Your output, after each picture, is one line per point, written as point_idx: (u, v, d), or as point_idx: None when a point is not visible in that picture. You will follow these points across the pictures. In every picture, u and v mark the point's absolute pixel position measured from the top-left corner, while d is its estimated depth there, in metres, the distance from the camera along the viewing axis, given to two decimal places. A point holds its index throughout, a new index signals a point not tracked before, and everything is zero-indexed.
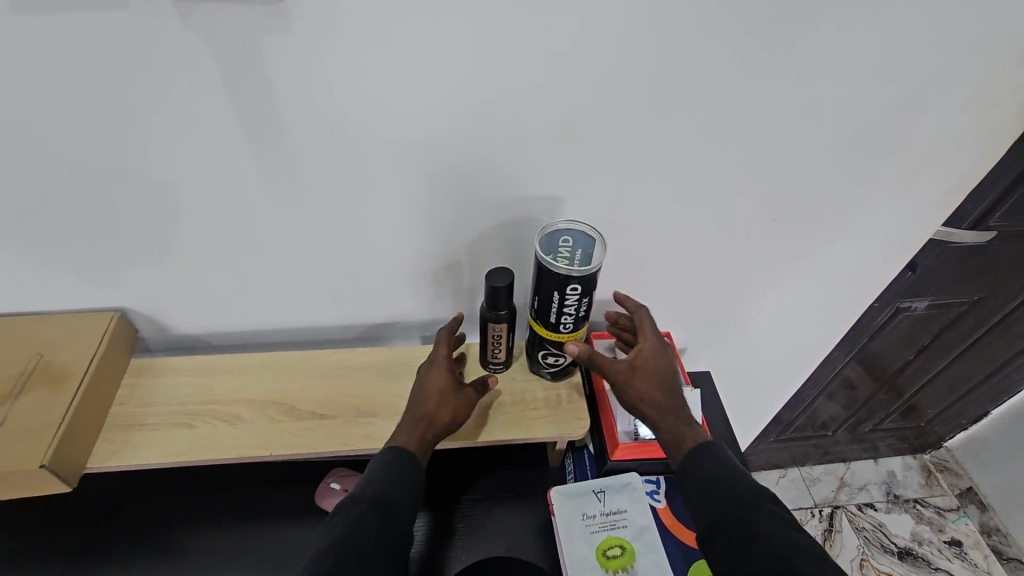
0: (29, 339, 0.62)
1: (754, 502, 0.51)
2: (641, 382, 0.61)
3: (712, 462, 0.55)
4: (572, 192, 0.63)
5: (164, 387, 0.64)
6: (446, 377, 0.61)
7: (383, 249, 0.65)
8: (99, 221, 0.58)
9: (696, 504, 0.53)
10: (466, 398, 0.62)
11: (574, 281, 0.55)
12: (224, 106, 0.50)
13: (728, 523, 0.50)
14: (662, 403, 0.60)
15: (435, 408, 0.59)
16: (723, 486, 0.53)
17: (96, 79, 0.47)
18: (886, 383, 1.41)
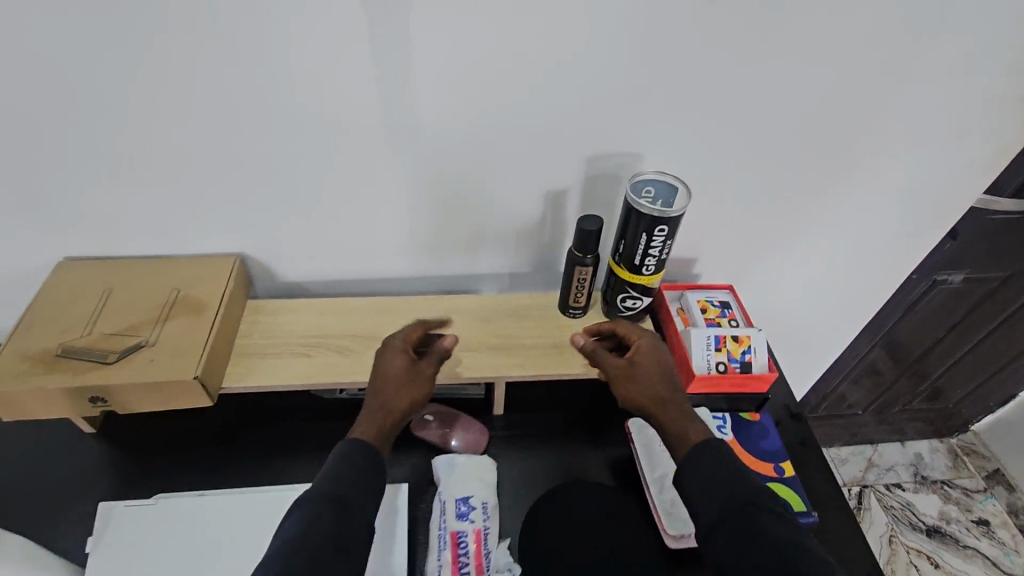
0: (165, 275, 0.69)
1: (757, 503, 0.52)
2: (644, 379, 0.64)
3: (715, 461, 0.55)
4: (648, 150, 0.70)
5: (279, 323, 0.72)
6: (400, 359, 0.63)
7: (477, 200, 0.72)
8: (235, 166, 0.66)
9: (697, 505, 0.54)
10: (423, 375, 0.64)
11: (662, 223, 0.61)
12: (362, 56, 0.58)
13: (731, 524, 0.51)
14: (662, 398, 0.63)
15: (390, 395, 0.61)
16: (724, 485, 0.54)
17: (260, 31, 0.55)
18: (918, 362, 1.45)
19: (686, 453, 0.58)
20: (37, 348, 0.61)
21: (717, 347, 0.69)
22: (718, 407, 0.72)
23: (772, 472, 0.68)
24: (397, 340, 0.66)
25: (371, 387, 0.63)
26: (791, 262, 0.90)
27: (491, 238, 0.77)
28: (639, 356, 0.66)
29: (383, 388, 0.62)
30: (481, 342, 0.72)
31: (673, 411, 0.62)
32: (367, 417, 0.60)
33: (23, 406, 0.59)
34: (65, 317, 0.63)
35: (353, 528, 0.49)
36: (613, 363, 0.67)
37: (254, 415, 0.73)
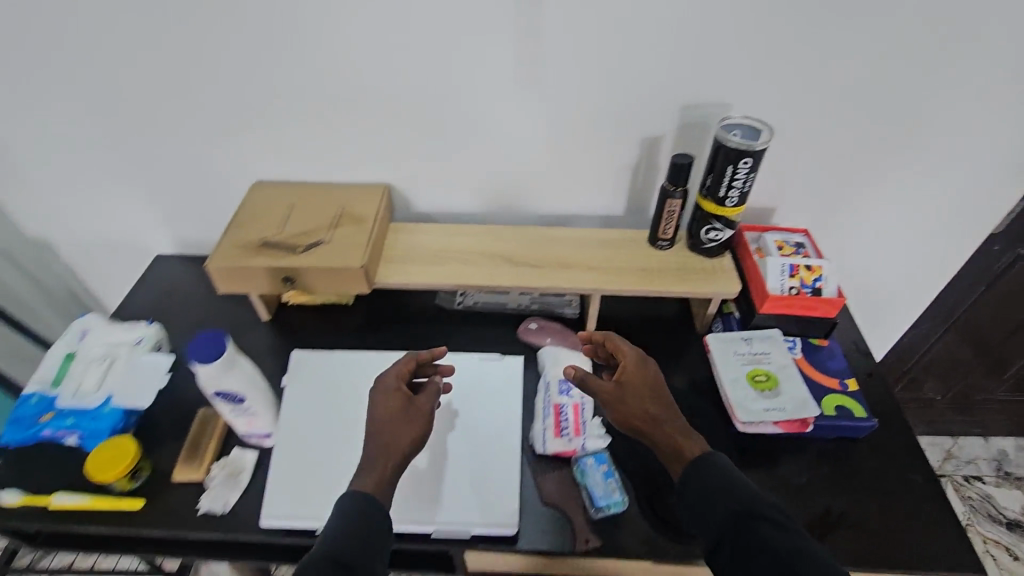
0: (333, 195, 0.88)
1: (756, 513, 0.54)
2: (634, 400, 0.67)
3: (713, 476, 0.59)
4: (736, 101, 0.80)
5: (417, 240, 0.88)
6: (394, 398, 0.65)
7: (578, 145, 0.86)
8: (391, 109, 0.84)
9: (700, 524, 0.57)
10: (420, 412, 0.65)
11: (747, 155, 0.72)
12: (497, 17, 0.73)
13: (731, 537, 0.53)
14: (652, 416, 0.66)
15: (388, 437, 0.63)
16: (722, 499, 0.56)
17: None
18: (1005, 349, 1.43)
19: (685, 474, 0.61)
20: (246, 239, 0.80)
21: (791, 274, 0.78)
22: (789, 331, 0.81)
23: (837, 385, 0.77)
24: (390, 378, 0.67)
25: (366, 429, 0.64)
26: (868, 221, 0.96)
27: (590, 180, 0.90)
28: (627, 375, 0.69)
29: (382, 431, 0.63)
30: (580, 262, 0.85)
31: (666, 428, 0.65)
32: (366, 465, 0.61)
33: (236, 280, 0.78)
34: (264, 220, 0.83)
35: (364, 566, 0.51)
36: (602, 387, 0.69)
37: (393, 316, 0.92)
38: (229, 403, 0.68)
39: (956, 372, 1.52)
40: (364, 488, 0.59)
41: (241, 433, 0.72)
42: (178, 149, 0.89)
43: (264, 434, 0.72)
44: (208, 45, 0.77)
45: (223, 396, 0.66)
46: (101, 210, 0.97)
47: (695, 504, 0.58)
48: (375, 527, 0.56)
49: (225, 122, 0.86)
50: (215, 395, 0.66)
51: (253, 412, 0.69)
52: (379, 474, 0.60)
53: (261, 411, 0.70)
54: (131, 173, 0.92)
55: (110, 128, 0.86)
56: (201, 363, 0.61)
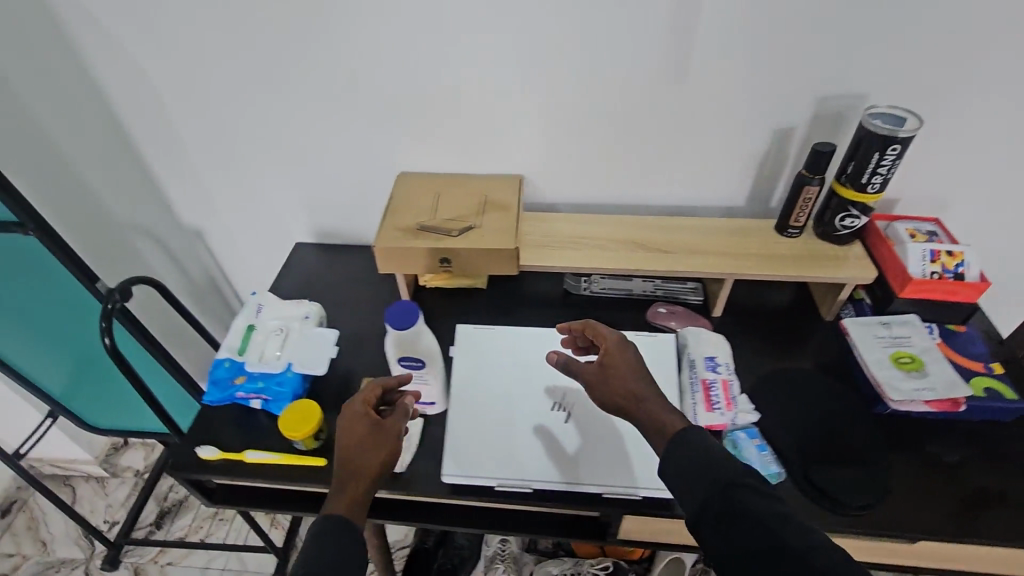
0: (473, 185, 0.94)
1: (739, 483, 0.54)
2: (615, 381, 0.69)
3: (697, 450, 0.58)
4: (875, 92, 0.83)
5: (551, 226, 0.93)
6: (362, 424, 0.67)
7: (710, 135, 0.90)
8: (534, 104, 0.89)
9: (682, 496, 0.57)
10: (388, 434, 0.67)
11: (896, 143, 0.74)
12: (648, 15, 0.78)
13: (715, 507, 0.54)
14: (635, 394, 0.67)
15: (358, 460, 0.64)
16: (705, 470, 0.56)
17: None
18: None
19: (670, 447, 0.60)
20: (404, 224, 0.86)
21: (932, 259, 0.80)
22: (925, 316, 0.83)
23: (981, 368, 0.78)
24: (357, 405, 0.69)
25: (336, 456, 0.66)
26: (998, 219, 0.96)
27: (716, 171, 0.94)
28: (608, 357, 0.70)
29: (350, 456, 0.65)
30: (712, 248, 0.89)
31: (648, 405, 0.66)
32: (339, 491, 0.63)
33: (396, 261, 0.84)
34: (416, 206, 0.89)
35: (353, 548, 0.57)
36: (586, 371, 0.72)
37: (524, 299, 0.97)
38: (407, 370, 0.75)
39: None
40: (336, 509, 0.61)
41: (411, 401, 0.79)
42: (330, 143, 0.96)
43: (430, 402, 0.79)
44: (376, 46, 0.84)
45: (406, 364, 0.74)
46: (250, 201, 1.06)
47: (678, 476, 0.58)
48: (344, 538, 0.59)
49: (378, 117, 0.93)
50: (399, 361, 0.74)
51: (425, 381, 0.76)
52: (348, 499, 0.62)
53: (432, 380, 0.76)
54: (284, 166, 1.00)
55: (273, 124, 0.94)
56: (401, 328, 0.69)
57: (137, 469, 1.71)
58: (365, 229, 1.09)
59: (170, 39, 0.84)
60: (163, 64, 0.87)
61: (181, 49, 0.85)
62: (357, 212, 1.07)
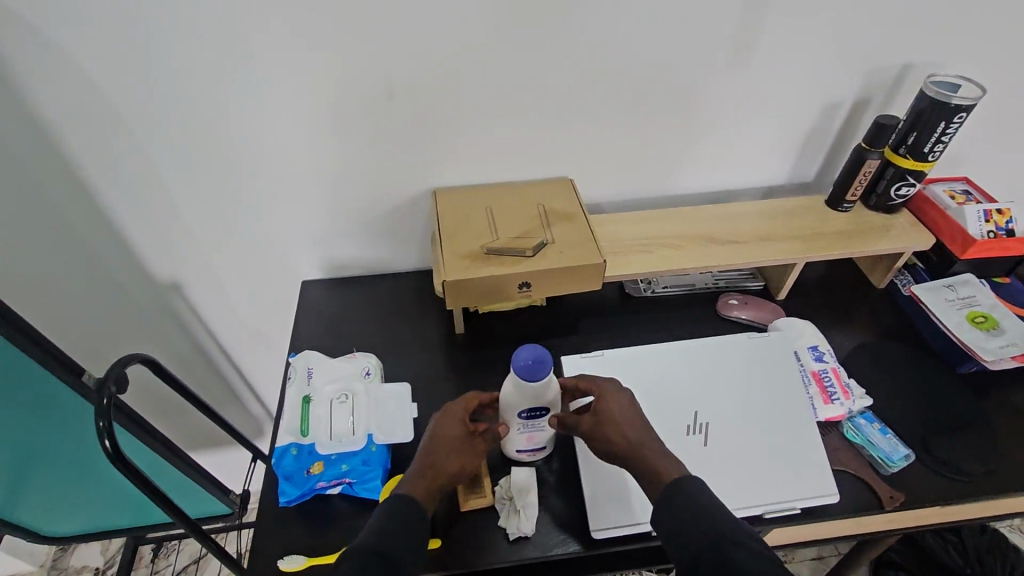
0: (524, 194, 0.84)
1: (732, 538, 0.50)
2: (608, 430, 0.62)
3: (685, 498, 0.54)
4: (921, 61, 0.83)
5: (612, 230, 0.87)
6: (457, 427, 0.64)
7: (758, 118, 0.87)
8: (582, 98, 0.81)
9: (672, 546, 0.53)
10: (476, 448, 0.64)
11: (963, 110, 0.75)
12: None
13: (706, 566, 0.50)
14: (631, 441, 0.61)
15: (443, 458, 0.61)
16: (696, 521, 0.52)
17: None
18: None
19: (661, 496, 0.56)
20: (466, 248, 0.76)
21: (987, 219, 0.83)
22: (976, 274, 0.87)
23: None
24: (456, 406, 0.66)
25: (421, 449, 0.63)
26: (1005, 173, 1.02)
27: (763, 152, 0.92)
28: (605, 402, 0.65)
29: (435, 451, 0.62)
30: (777, 232, 0.87)
31: (647, 453, 0.60)
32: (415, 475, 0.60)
33: (468, 293, 0.74)
34: (470, 227, 0.78)
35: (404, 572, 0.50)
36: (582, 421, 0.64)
37: (586, 311, 0.90)
38: (524, 420, 0.65)
39: None
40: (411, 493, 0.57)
41: (517, 449, 0.69)
42: (348, 159, 0.83)
43: (540, 448, 0.69)
44: (409, 41, 0.72)
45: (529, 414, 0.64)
46: (244, 237, 0.89)
47: (667, 527, 0.54)
48: (414, 528, 0.54)
49: (406, 126, 0.80)
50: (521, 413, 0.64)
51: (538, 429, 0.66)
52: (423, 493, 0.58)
53: (549, 427, 0.67)
54: (289, 192, 0.84)
55: (278, 141, 0.79)
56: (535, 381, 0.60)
57: (96, 568, 1.44)
58: (384, 256, 0.96)
59: (147, 44, 0.67)
60: (138, 77, 0.69)
61: (160, 57, 0.68)
62: (375, 238, 0.93)
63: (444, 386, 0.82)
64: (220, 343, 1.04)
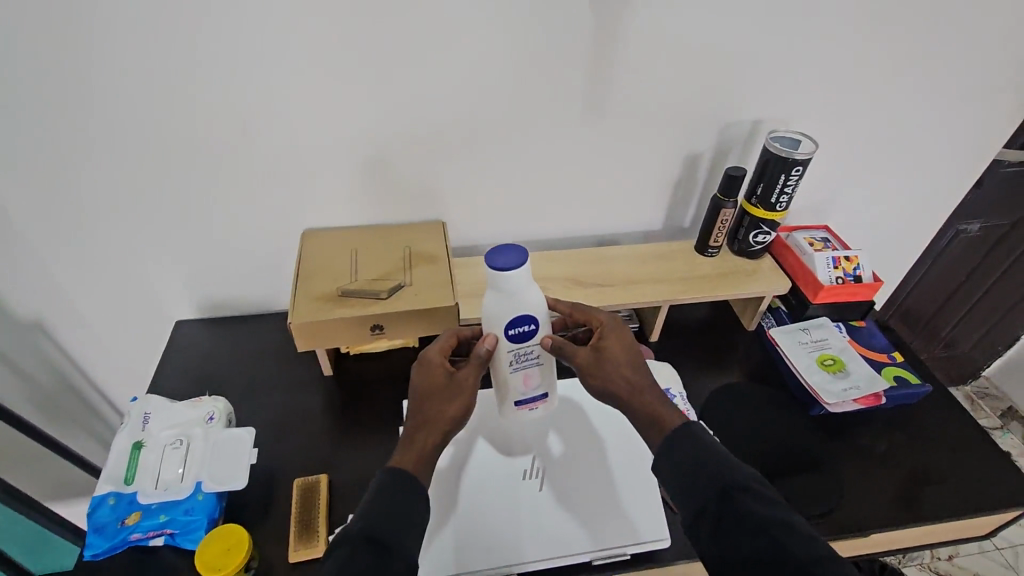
0: (393, 237, 0.86)
1: (741, 486, 0.53)
2: (610, 368, 0.67)
3: (689, 449, 0.58)
4: (766, 118, 0.89)
5: (482, 273, 0.88)
6: (438, 374, 0.66)
7: (623, 168, 0.91)
8: (446, 146, 0.84)
9: (678, 496, 0.56)
10: (462, 385, 0.66)
11: (799, 165, 0.80)
12: (552, 52, 0.77)
13: (715, 511, 0.53)
14: (633, 381, 0.67)
15: (436, 407, 0.64)
16: (703, 470, 0.55)
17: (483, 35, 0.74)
18: (925, 326, 1.64)
19: (667, 448, 0.59)
20: (323, 290, 0.76)
21: (835, 265, 0.87)
22: (833, 316, 0.90)
23: (886, 358, 0.87)
24: (432, 353, 0.68)
25: (412, 402, 0.66)
26: (867, 217, 1.08)
27: (635, 199, 0.95)
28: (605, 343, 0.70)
29: (427, 402, 0.65)
30: (644, 275, 0.90)
31: (647, 397, 0.65)
32: (411, 437, 0.62)
33: (320, 336, 0.73)
34: (332, 269, 0.79)
35: (399, 548, 0.50)
36: (578, 354, 0.69)
37: None
38: (515, 352, 0.68)
39: (919, 343, 1.70)
40: (407, 460, 0.60)
41: (515, 402, 0.72)
42: (214, 198, 0.83)
43: (537, 394, 0.73)
44: (267, 85, 0.74)
45: (516, 332, 0.65)
46: (114, 275, 0.87)
47: (674, 478, 0.57)
48: (405, 502, 0.55)
49: (274, 166, 0.81)
50: (507, 331, 0.65)
51: (530, 364, 0.69)
52: (420, 449, 0.61)
53: (541, 362, 0.70)
54: (158, 230, 0.84)
55: (140, 180, 0.79)
56: (503, 271, 0.60)
57: None
58: (262, 295, 0.95)
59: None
60: None
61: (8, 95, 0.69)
62: (252, 277, 0.93)
63: (305, 429, 0.81)
64: (97, 384, 1.01)
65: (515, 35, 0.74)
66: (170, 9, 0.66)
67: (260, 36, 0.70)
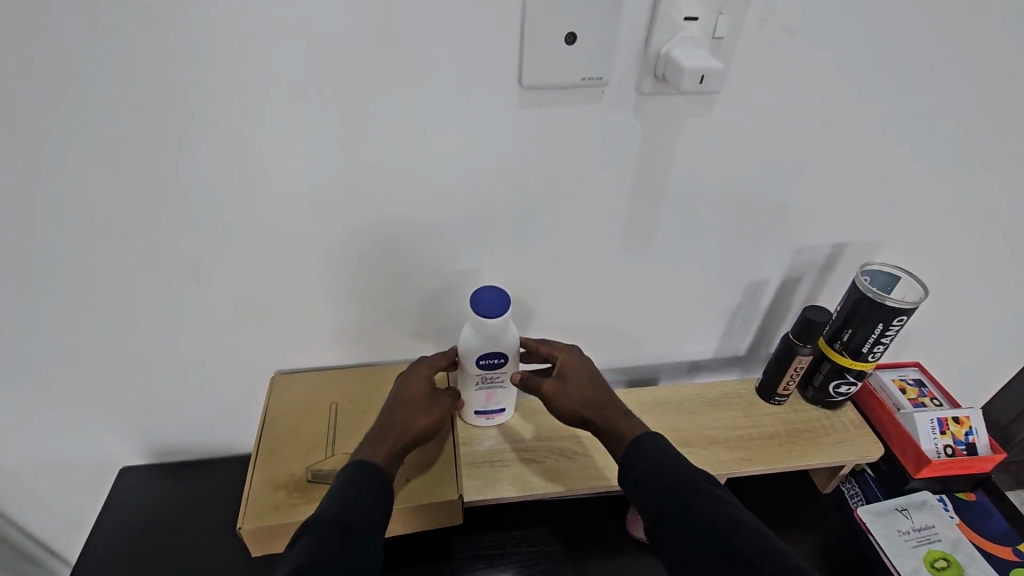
0: (384, 385, 0.71)
1: (693, 486, 0.50)
2: (573, 392, 0.63)
3: (649, 450, 0.54)
4: (850, 241, 0.72)
5: (491, 429, 0.71)
6: (423, 385, 0.63)
7: (672, 297, 0.74)
8: (454, 277, 0.68)
9: (637, 500, 0.52)
10: (442, 403, 0.64)
11: (903, 314, 0.63)
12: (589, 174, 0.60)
13: (669, 513, 0.49)
14: (593, 404, 0.62)
15: (410, 415, 0.61)
16: (663, 471, 0.52)
17: (504, 157, 0.58)
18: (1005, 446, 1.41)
19: (626, 454, 0.56)
20: (288, 474, 0.60)
21: (942, 431, 0.69)
22: (937, 489, 0.71)
23: (1014, 555, 0.67)
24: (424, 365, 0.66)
25: (387, 406, 0.62)
26: (959, 346, 0.90)
27: (684, 328, 0.78)
28: (567, 369, 0.65)
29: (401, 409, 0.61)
30: (700, 435, 0.72)
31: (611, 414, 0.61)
32: (377, 441, 0.57)
33: (281, 539, 0.58)
34: (304, 437, 0.64)
35: (371, 540, 0.46)
36: (543, 384, 0.64)
37: (465, 525, 0.71)
38: (482, 373, 0.65)
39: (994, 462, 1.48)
40: (374, 456, 0.55)
41: (475, 411, 0.69)
42: (164, 334, 0.67)
43: (498, 411, 0.70)
44: (229, 211, 0.58)
45: (486, 362, 0.63)
46: (39, 417, 0.71)
47: (633, 481, 0.53)
48: (379, 487, 0.51)
49: (238, 299, 0.65)
50: (478, 362, 0.63)
51: (500, 385, 0.67)
52: (384, 448, 0.56)
53: (508, 385, 0.68)
54: (96, 368, 0.68)
55: (71, 321, 0.63)
56: (492, 312, 0.60)
57: None
58: (229, 434, 0.79)
59: None
60: None
61: None
62: (215, 415, 0.76)
63: None
64: (25, 532, 0.84)
65: (544, 156, 0.58)
66: (100, 126, 0.51)
67: (223, 160, 0.54)
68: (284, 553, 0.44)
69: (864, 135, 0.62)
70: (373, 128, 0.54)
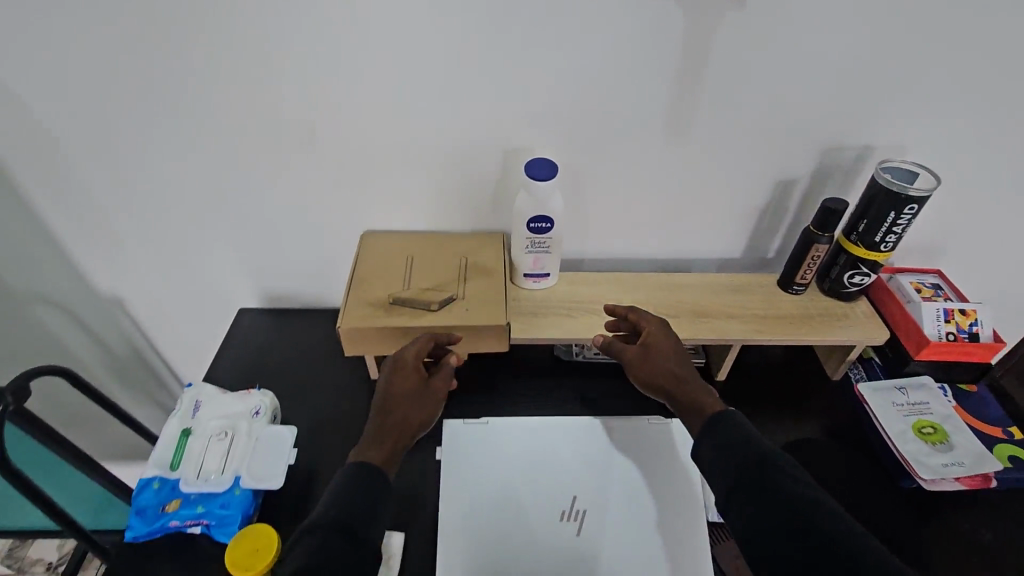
0: (449, 246, 0.86)
1: (772, 460, 0.55)
2: (657, 360, 0.69)
3: (729, 427, 0.59)
4: (879, 143, 0.78)
5: (537, 290, 0.84)
6: (412, 379, 0.67)
7: (705, 190, 0.83)
8: (515, 156, 0.80)
9: (715, 477, 0.57)
10: (433, 391, 0.68)
11: (913, 203, 0.70)
12: (634, 62, 0.70)
13: (747, 481, 0.54)
14: (672, 379, 0.68)
15: (405, 410, 0.65)
16: (741, 449, 0.57)
17: (561, 43, 0.69)
18: None
19: (705, 428, 0.61)
20: (375, 297, 0.76)
21: (946, 319, 0.76)
22: (938, 376, 0.78)
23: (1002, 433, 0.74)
24: (410, 354, 0.70)
25: (376, 406, 0.66)
26: (993, 263, 0.94)
27: (716, 223, 0.87)
28: (654, 342, 0.71)
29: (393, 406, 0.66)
30: (718, 309, 0.82)
31: (691, 387, 0.66)
32: (373, 441, 0.63)
33: (366, 342, 0.74)
34: (386, 275, 0.80)
35: (366, 542, 0.53)
36: (627, 351, 0.71)
37: (509, 369, 0.85)
38: (533, 237, 0.78)
39: None
40: (370, 459, 0.61)
41: (524, 273, 0.82)
42: (279, 193, 0.83)
43: (543, 275, 0.83)
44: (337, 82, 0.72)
45: (536, 225, 0.76)
46: (182, 258, 0.91)
47: (711, 456, 0.58)
48: (376, 491, 0.57)
49: (337, 165, 0.80)
50: (529, 225, 0.76)
51: (546, 251, 0.80)
52: (385, 451, 0.62)
53: (552, 251, 0.80)
54: (225, 220, 0.86)
55: (211, 176, 0.81)
56: (541, 177, 0.72)
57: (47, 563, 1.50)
58: (322, 289, 0.96)
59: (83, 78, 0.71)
60: (73, 106, 0.73)
61: (98, 91, 0.72)
62: (313, 270, 0.94)
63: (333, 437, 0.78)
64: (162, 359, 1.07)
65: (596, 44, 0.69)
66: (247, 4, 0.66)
67: (335, 39, 0.68)
68: (288, 550, 0.52)
69: (892, 33, 0.68)
70: (455, 14, 0.67)
